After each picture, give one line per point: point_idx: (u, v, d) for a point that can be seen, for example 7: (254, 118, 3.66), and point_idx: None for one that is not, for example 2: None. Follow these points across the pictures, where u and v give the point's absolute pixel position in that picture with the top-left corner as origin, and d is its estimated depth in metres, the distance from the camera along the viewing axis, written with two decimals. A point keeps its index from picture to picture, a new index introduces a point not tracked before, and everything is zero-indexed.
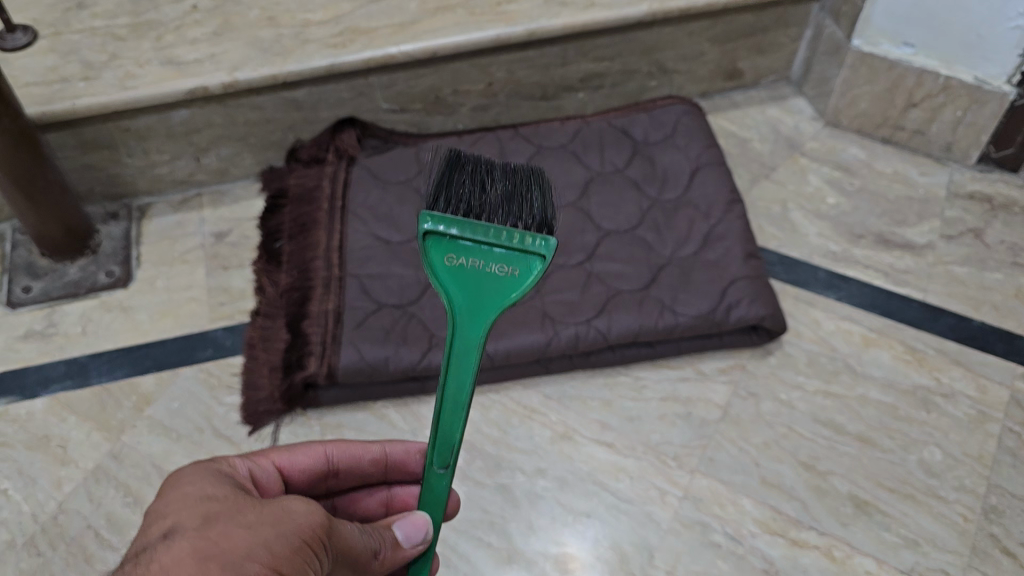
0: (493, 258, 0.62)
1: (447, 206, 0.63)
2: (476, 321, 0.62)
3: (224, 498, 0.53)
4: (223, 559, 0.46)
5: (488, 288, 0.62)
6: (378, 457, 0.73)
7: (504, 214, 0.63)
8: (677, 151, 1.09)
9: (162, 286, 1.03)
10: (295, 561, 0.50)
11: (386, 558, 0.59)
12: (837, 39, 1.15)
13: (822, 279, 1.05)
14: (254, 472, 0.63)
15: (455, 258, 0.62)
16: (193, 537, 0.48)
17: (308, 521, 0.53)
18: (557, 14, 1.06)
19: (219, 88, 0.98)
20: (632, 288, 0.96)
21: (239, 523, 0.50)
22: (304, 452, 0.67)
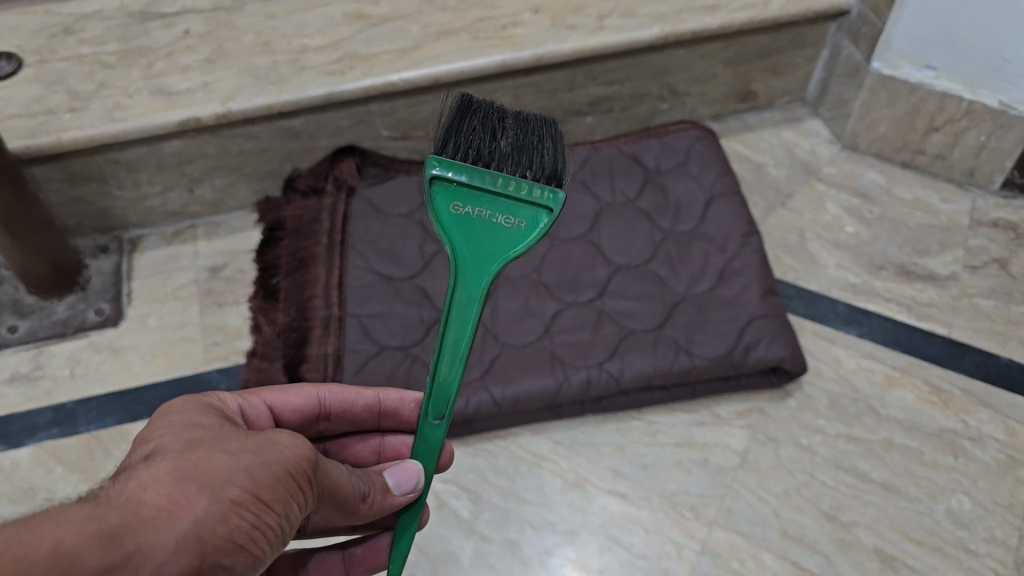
0: (499, 208, 0.62)
1: (456, 150, 0.63)
2: (478, 269, 0.61)
3: (211, 426, 0.52)
4: (203, 481, 0.46)
5: (492, 239, 0.62)
6: (371, 403, 0.72)
7: (513, 166, 0.63)
8: (690, 180, 1.05)
9: (154, 324, 0.98)
10: (276, 491, 0.49)
11: (373, 503, 0.59)
12: (856, 61, 1.11)
13: (841, 314, 1.01)
14: (246, 408, 0.64)
15: (461, 206, 0.62)
16: (173, 457, 0.47)
17: (294, 450, 0.52)
18: (565, 38, 1.02)
19: (212, 119, 0.94)
20: (646, 327, 0.92)
21: (223, 446, 0.50)
22: (295, 393, 0.67)
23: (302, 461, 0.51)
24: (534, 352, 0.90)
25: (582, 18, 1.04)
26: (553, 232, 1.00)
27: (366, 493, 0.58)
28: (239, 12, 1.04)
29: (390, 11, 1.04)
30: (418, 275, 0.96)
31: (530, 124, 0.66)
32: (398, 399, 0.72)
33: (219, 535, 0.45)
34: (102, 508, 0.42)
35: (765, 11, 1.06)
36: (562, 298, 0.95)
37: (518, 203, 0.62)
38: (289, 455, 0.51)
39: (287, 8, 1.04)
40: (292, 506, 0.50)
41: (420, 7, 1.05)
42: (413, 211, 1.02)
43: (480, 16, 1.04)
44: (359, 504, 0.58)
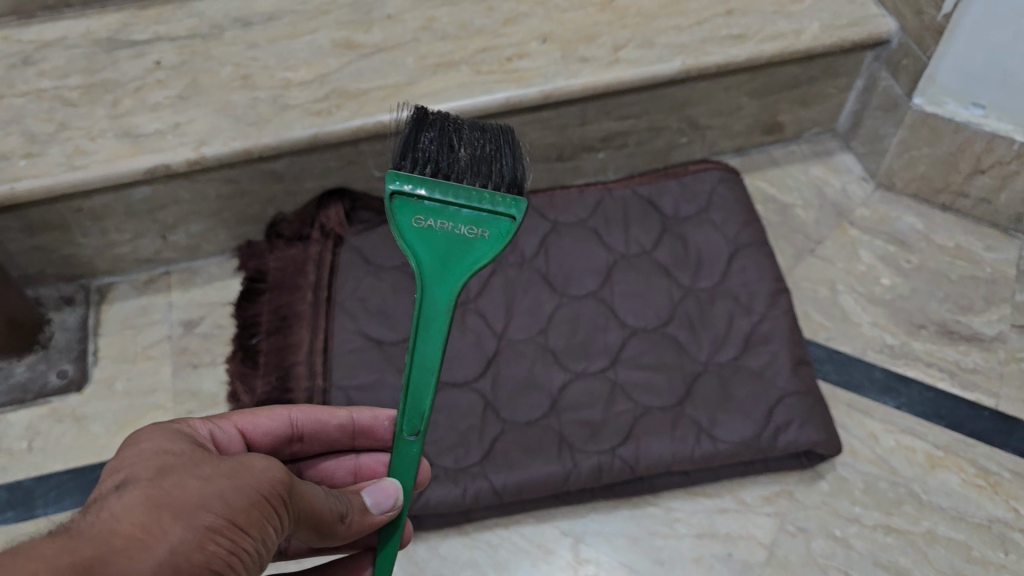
0: (461, 219, 0.61)
1: (415, 166, 0.62)
2: (447, 280, 0.61)
3: (183, 452, 0.50)
4: (177, 508, 0.44)
5: (458, 251, 0.61)
6: (345, 423, 0.70)
7: (472, 176, 0.62)
8: (713, 229, 0.95)
9: (122, 389, 0.90)
10: (252, 516, 0.47)
11: (353, 522, 0.57)
12: (895, 95, 1.01)
13: (878, 382, 0.92)
14: (217, 433, 0.60)
15: (423, 220, 0.61)
16: (146, 486, 0.45)
17: (268, 475, 0.49)
18: (576, 72, 0.92)
19: (183, 166, 0.85)
20: (664, 404, 0.83)
21: (195, 473, 0.47)
22: (268, 415, 0.65)
23: (277, 486, 0.49)
24: (539, 432, 0.81)
25: (595, 49, 0.94)
26: (561, 288, 0.91)
27: (345, 513, 0.56)
28: (216, 38, 0.94)
29: (382, 39, 0.94)
30: (412, 339, 0.88)
31: (485, 134, 0.66)
32: (373, 417, 0.71)
33: (196, 562, 0.43)
34: (75, 540, 0.40)
35: (798, 42, 0.96)
36: (570, 367, 0.86)
37: (480, 213, 0.61)
38: (264, 479, 0.49)
39: (269, 35, 0.94)
40: (268, 532, 0.48)
41: (416, 34, 0.95)
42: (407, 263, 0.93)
43: (482, 45, 0.94)
44: (338, 524, 0.56)
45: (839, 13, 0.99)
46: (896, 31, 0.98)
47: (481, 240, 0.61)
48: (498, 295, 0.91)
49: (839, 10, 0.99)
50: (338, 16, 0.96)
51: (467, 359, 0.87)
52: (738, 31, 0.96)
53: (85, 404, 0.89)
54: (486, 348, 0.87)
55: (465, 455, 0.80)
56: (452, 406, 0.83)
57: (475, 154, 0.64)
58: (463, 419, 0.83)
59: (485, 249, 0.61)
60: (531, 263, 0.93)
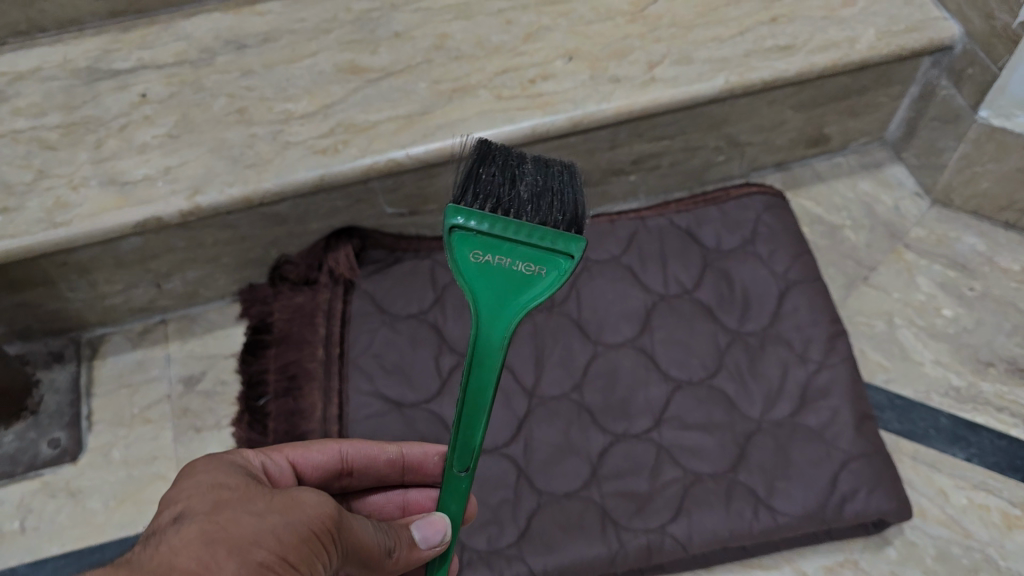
0: (519, 254, 0.56)
1: (476, 200, 0.57)
2: (501, 315, 0.56)
3: (235, 486, 0.48)
4: (231, 544, 0.42)
5: (514, 285, 0.56)
6: (394, 459, 0.65)
7: (534, 213, 0.57)
8: (759, 263, 0.87)
9: (120, 457, 0.83)
10: (302, 555, 0.44)
11: (401, 558, 0.53)
12: (956, 106, 0.91)
13: (944, 430, 0.84)
14: (268, 466, 0.57)
15: (480, 254, 0.56)
16: (201, 521, 0.43)
17: (319, 511, 0.47)
18: (608, 95, 0.83)
19: (175, 217, 0.76)
20: (716, 470, 0.76)
21: (248, 509, 0.45)
22: (319, 449, 0.61)
23: (328, 522, 0.47)
24: (580, 506, 0.74)
25: (628, 67, 0.84)
26: (595, 336, 0.83)
27: (391, 549, 0.53)
28: (207, 65, 0.85)
29: (390, 62, 0.85)
30: (434, 399, 0.80)
31: (547, 168, 0.60)
32: (424, 452, 0.66)
33: None
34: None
35: (853, 52, 0.86)
36: (610, 428, 0.78)
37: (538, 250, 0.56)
38: (315, 515, 0.47)
39: (265, 60, 0.85)
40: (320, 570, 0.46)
41: (428, 55, 0.85)
42: (425, 311, 0.85)
43: (502, 66, 0.85)
44: (384, 560, 0.52)
45: (896, 17, 0.89)
46: (960, 36, 0.87)
47: (538, 277, 0.56)
48: (526, 346, 0.83)
49: (896, 14, 0.89)
50: (340, 35, 0.87)
51: (496, 421, 0.79)
52: (785, 42, 0.87)
53: (81, 475, 0.82)
54: (516, 407, 0.80)
55: (499, 535, 0.73)
56: (483, 476, 0.76)
57: (536, 190, 0.58)
58: (494, 491, 0.75)
59: (542, 285, 0.56)
60: (561, 307, 0.85)
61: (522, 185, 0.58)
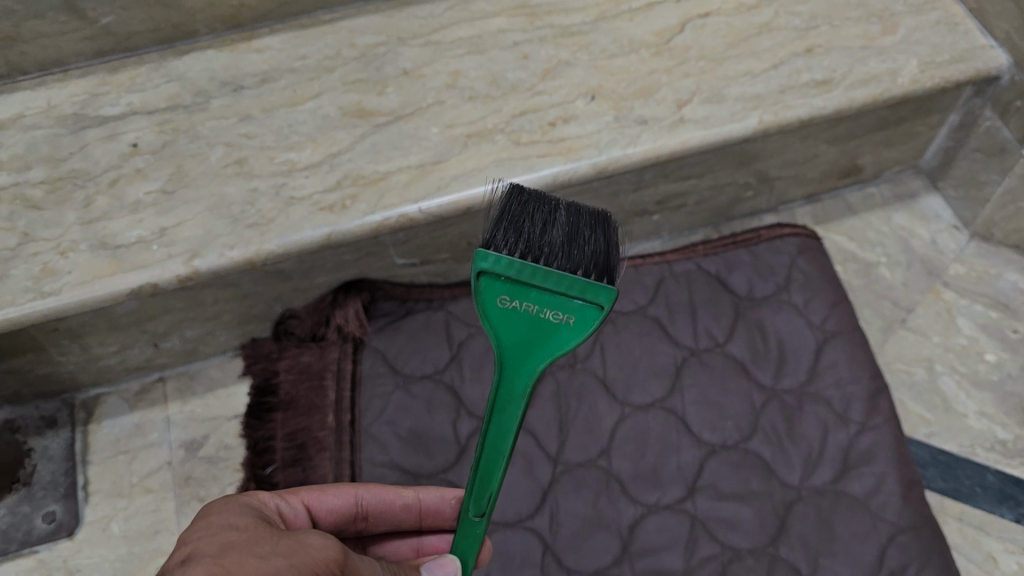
0: (546, 302, 0.51)
1: (504, 244, 0.52)
2: (524, 363, 0.52)
3: (245, 529, 0.46)
4: None
5: (538, 333, 0.52)
6: (410, 504, 0.61)
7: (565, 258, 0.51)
8: (794, 313, 0.82)
9: (120, 532, 0.78)
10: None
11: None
12: (1001, 138, 0.84)
13: (991, 489, 0.80)
14: (281, 509, 0.53)
15: (506, 299, 0.51)
16: (207, 563, 0.41)
17: (331, 554, 0.45)
18: (634, 138, 0.77)
19: (171, 283, 0.70)
20: (755, 545, 0.71)
21: (254, 551, 0.43)
22: (335, 493, 0.57)
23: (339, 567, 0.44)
24: None
25: (654, 107, 0.79)
26: (622, 396, 0.79)
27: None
28: (202, 110, 0.79)
29: (399, 103, 0.79)
30: (453, 469, 0.76)
31: (579, 213, 0.55)
32: (442, 496, 0.62)
33: None
34: None
35: (894, 86, 0.80)
36: (641, 498, 0.74)
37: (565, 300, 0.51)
38: (323, 560, 0.44)
39: (264, 103, 0.79)
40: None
41: (439, 95, 0.80)
42: (440, 370, 0.81)
43: (519, 107, 0.79)
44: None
45: (940, 46, 0.83)
46: (1008, 66, 0.81)
47: (564, 326, 0.51)
48: (549, 408, 0.78)
49: (939, 42, 0.83)
50: (344, 73, 0.81)
51: (519, 491, 0.74)
52: (821, 76, 0.81)
53: (79, 552, 0.77)
54: (540, 476, 0.75)
55: None
56: (506, 553, 0.72)
57: (568, 236, 0.53)
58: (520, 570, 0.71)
59: (568, 335, 0.52)
60: (585, 364, 0.80)
61: (553, 231, 0.53)
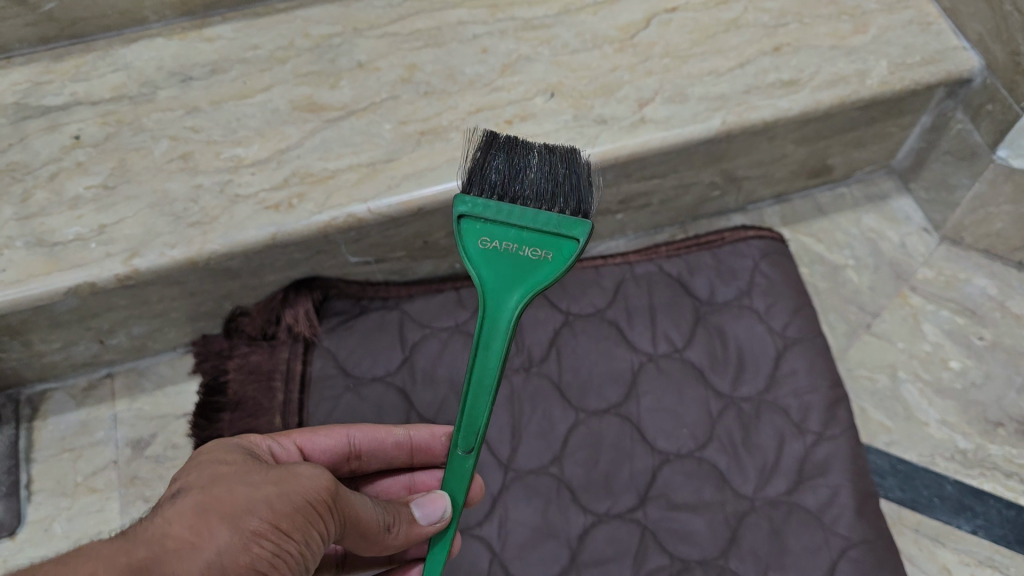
0: (523, 240, 0.54)
1: (481, 190, 0.55)
2: (507, 300, 0.53)
3: (236, 462, 0.49)
4: (224, 511, 0.43)
5: (519, 269, 0.54)
6: (402, 442, 0.63)
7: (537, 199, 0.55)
8: (756, 319, 0.80)
9: (62, 532, 0.76)
10: (295, 523, 0.45)
11: (399, 534, 0.52)
12: (971, 142, 0.82)
13: (950, 499, 0.79)
14: (274, 450, 0.57)
15: (487, 241, 0.54)
16: (197, 492, 0.44)
17: (319, 482, 0.47)
18: (592, 139, 0.75)
19: (111, 283, 0.69)
20: (704, 556, 0.70)
21: (243, 480, 0.46)
22: (325, 432, 0.60)
23: (324, 494, 0.47)
24: None
25: (615, 106, 0.77)
26: (577, 401, 0.77)
27: (389, 523, 0.52)
28: (148, 101, 0.76)
29: (352, 98, 0.77)
30: None
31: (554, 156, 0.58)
32: (433, 434, 0.64)
33: (241, 565, 0.42)
34: (131, 540, 0.41)
35: (862, 88, 0.78)
36: (592, 507, 0.73)
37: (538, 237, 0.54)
38: (310, 485, 0.47)
39: (212, 95, 0.77)
40: (314, 539, 0.46)
41: (393, 90, 0.77)
42: (392, 373, 0.79)
43: (475, 104, 0.77)
44: (384, 535, 0.52)
45: (911, 47, 0.80)
46: (980, 69, 0.79)
47: (543, 263, 0.53)
48: (503, 412, 0.76)
49: (911, 42, 0.81)
50: (296, 65, 0.78)
51: None
52: (788, 76, 0.79)
53: (20, 553, 0.75)
54: (491, 484, 0.73)
55: None
56: (453, 562, 0.70)
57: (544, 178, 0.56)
58: None
59: (546, 270, 0.53)
60: (540, 367, 0.79)
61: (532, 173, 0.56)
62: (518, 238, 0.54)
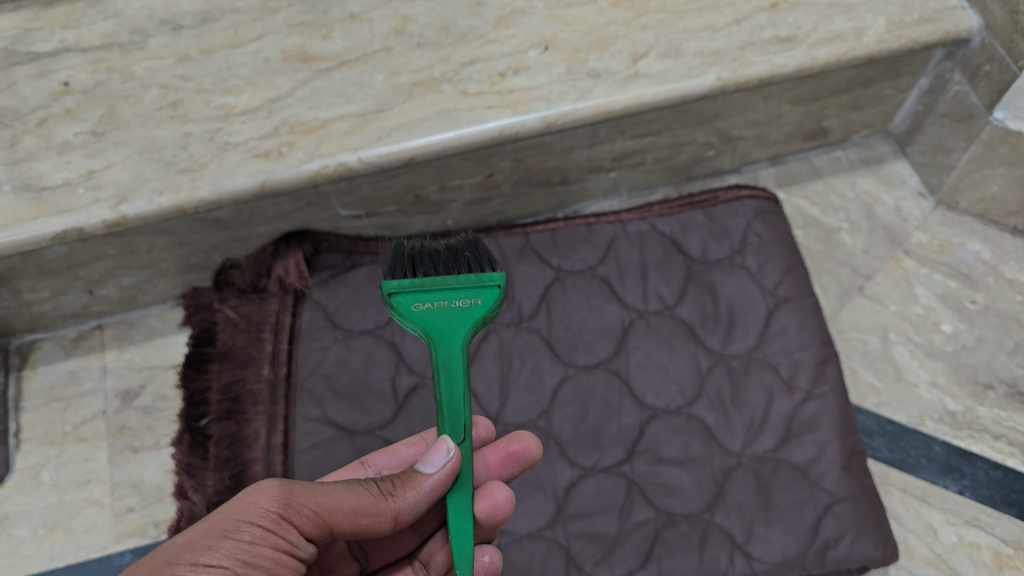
0: (446, 294, 0.56)
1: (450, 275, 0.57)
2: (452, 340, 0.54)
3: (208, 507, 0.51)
4: (155, 559, 0.45)
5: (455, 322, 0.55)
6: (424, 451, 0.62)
7: (463, 253, 0.61)
8: (747, 277, 0.80)
9: (50, 481, 0.76)
10: (230, 550, 0.46)
11: (407, 496, 0.50)
12: (969, 104, 0.81)
13: (937, 460, 0.79)
14: None
15: (420, 303, 0.55)
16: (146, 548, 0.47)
17: (267, 499, 0.48)
18: (584, 93, 0.74)
19: (98, 229, 0.68)
20: (690, 510, 0.71)
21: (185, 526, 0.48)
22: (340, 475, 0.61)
23: (269, 508, 0.48)
24: (544, 549, 0.69)
25: (609, 60, 0.76)
26: (566, 356, 0.77)
27: (392, 488, 0.50)
28: (138, 49, 0.75)
29: (344, 48, 0.76)
30: (389, 426, 0.75)
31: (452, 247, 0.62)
32: None
33: None
34: None
35: (858, 46, 0.77)
36: (579, 460, 0.73)
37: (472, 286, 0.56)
38: (251, 514, 0.47)
39: (202, 44, 0.76)
40: (261, 556, 0.46)
41: (385, 41, 0.77)
42: (381, 326, 0.79)
43: (468, 56, 0.76)
44: (385, 507, 0.50)
45: (910, 5, 0.79)
46: (979, 28, 0.78)
47: (427, 312, 0.55)
48: (491, 366, 0.76)
49: (910, 2, 0.79)
50: (288, 15, 0.77)
51: None
52: (785, 33, 0.78)
53: (7, 500, 0.75)
54: None
55: None
56: None
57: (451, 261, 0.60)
58: None
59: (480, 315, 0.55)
60: (530, 323, 0.78)
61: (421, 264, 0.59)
62: (438, 295, 0.56)
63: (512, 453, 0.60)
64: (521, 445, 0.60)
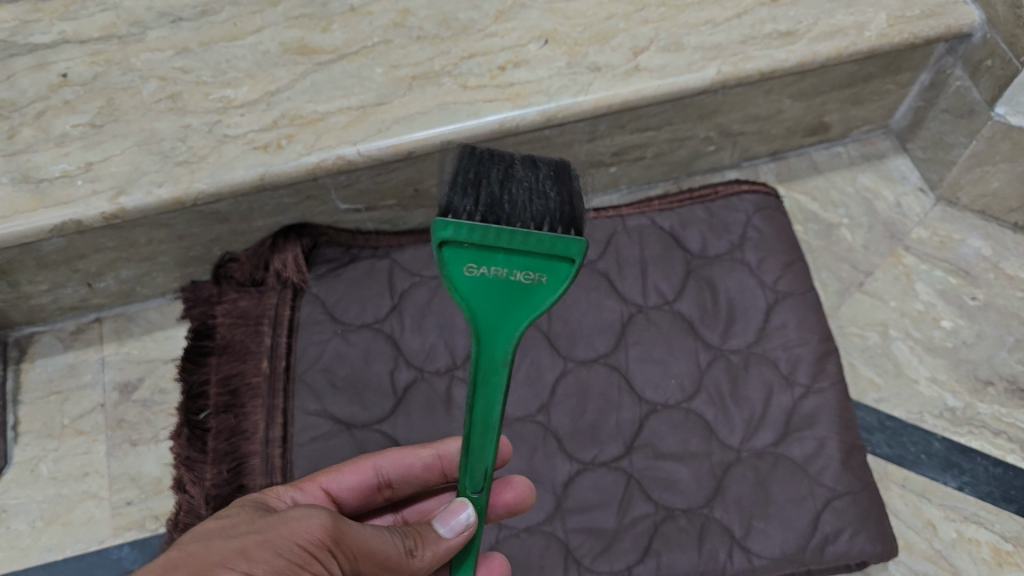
0: (511, 265, 0.50)
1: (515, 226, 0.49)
2: (500, 328, 0.51)
3: (237, 517, 0.48)
4: (199, 563, 0.42)
5: (513, 297, 0.50)
6: (431, 462, 0.61)
7: (541, 195, 0.51)
8: (747, 272, 0.80)
9: (48, 473, 0.76)
10: (276, 566, 0.44)
11: (426, 555, 0.50)
12: (970, 99, 0.81)
13: (936, 456, 0.79)
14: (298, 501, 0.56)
15: (473, 267, 0.50)
16: (183, 547, 0.44)
17: (320, 525, 0.46)
18: (584, 87, 0.74)
19: (97, 221, 0.68)
20: (689, 505, 0.71)
21: (225, 535, 0.46)
22: (352, 472, 0.59)
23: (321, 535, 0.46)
24: (542, 543, 0.69)
25: (609, 54, 0.76)
26: (565, 351, 0.77)
27: (414, 547, 0.50)
28: (137, 41, 0.75)
29: (343, 41, 0.76)
30: (388, 420, 0.75)
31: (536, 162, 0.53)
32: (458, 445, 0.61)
33: None
34: None
35: (860, 40, 0.77)
36: (578, 455, 0.73)
37: (539, 256, 0.49)
38: (302, 535, 0.46)
39: (201, 36, 0.76)
40: None
41: (385, 34, 0.76)
42: (380, 320, 0.79)
43: (468, 50, 0.76)
44: (407, 564, 0.49)
45: None
46: (981, 23, 0.77)
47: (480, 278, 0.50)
48: None
49: None
50: (287, 7, 0.77)
51: None
52: (786, 27, 0.77)
53: (5, 493, 0.75)
54: None
55: None
56: None
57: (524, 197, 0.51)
58: None
59: (545, 293, 0.50)
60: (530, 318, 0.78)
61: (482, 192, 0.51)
62: (497, 262, 0.50)
63: (508, 501, 0.60)
64: (517, 492, 0.60)
